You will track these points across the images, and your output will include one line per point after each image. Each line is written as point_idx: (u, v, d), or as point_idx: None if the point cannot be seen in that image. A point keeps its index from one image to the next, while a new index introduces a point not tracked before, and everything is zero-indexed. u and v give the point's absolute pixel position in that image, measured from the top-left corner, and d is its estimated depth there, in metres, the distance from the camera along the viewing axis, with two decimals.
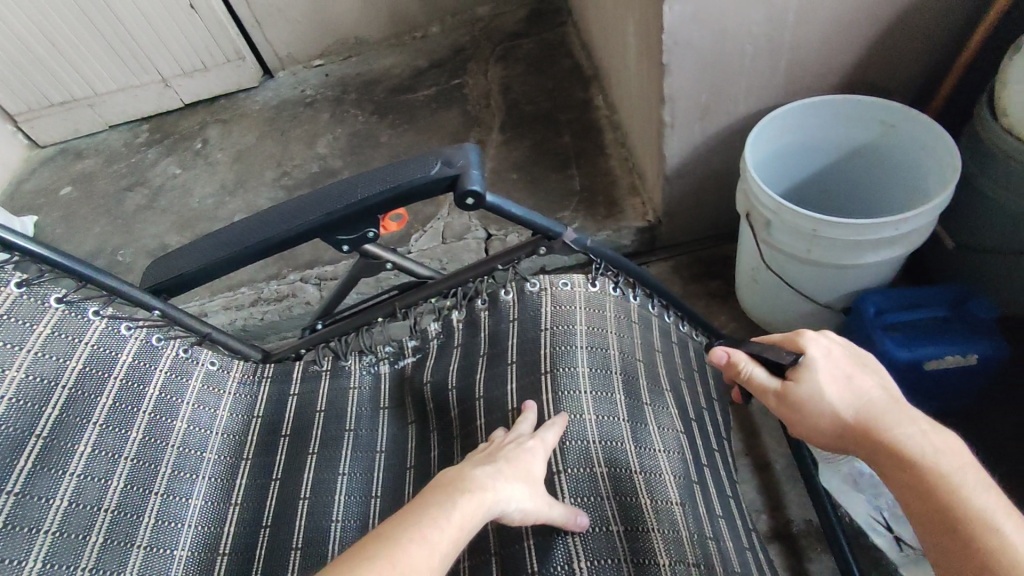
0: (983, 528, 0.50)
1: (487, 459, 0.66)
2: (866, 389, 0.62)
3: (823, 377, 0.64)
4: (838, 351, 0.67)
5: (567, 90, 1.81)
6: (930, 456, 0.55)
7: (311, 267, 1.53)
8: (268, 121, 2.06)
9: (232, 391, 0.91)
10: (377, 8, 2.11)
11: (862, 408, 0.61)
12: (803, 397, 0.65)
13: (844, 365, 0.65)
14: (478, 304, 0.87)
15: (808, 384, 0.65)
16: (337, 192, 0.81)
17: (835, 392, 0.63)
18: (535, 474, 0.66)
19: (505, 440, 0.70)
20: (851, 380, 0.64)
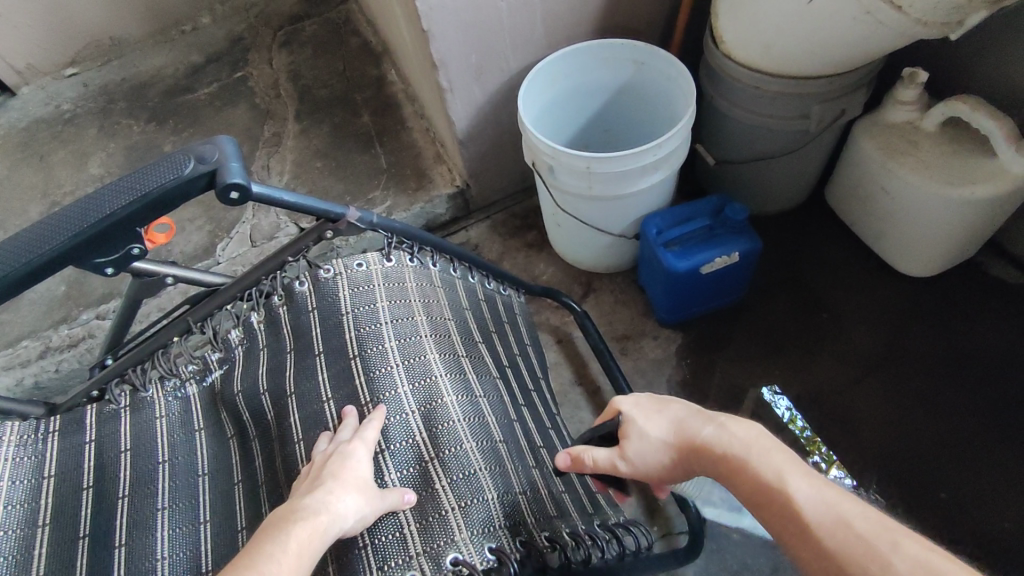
0: (792, 507, 0.51)
1: (311, 483, 0.65)
2: (673, 411, 0.64)
3: (641, 428, 0.65)
4: (643, 393, 0.68)
5: (359, 69, 1.76)
6: (732, 460, 0.57)
7: (107, 301, 1.37)
8: (21, 146, 1.78)
9: (9, 457, 0.80)
10: (127, 1, 1.88)
11: (676, 433, 0.63)
12: (636, 455, 0.65)
13: (650, 403, 0.66)
14: (274, 301, 0.84)
15: (632, 441, 0.65)
16: (80, 210, 0.73)
17: (654, 440, 0.64)
18: (363, 475, 0.66)
19: (324, 456, 0.68)
20: (662, 420, 0.64)
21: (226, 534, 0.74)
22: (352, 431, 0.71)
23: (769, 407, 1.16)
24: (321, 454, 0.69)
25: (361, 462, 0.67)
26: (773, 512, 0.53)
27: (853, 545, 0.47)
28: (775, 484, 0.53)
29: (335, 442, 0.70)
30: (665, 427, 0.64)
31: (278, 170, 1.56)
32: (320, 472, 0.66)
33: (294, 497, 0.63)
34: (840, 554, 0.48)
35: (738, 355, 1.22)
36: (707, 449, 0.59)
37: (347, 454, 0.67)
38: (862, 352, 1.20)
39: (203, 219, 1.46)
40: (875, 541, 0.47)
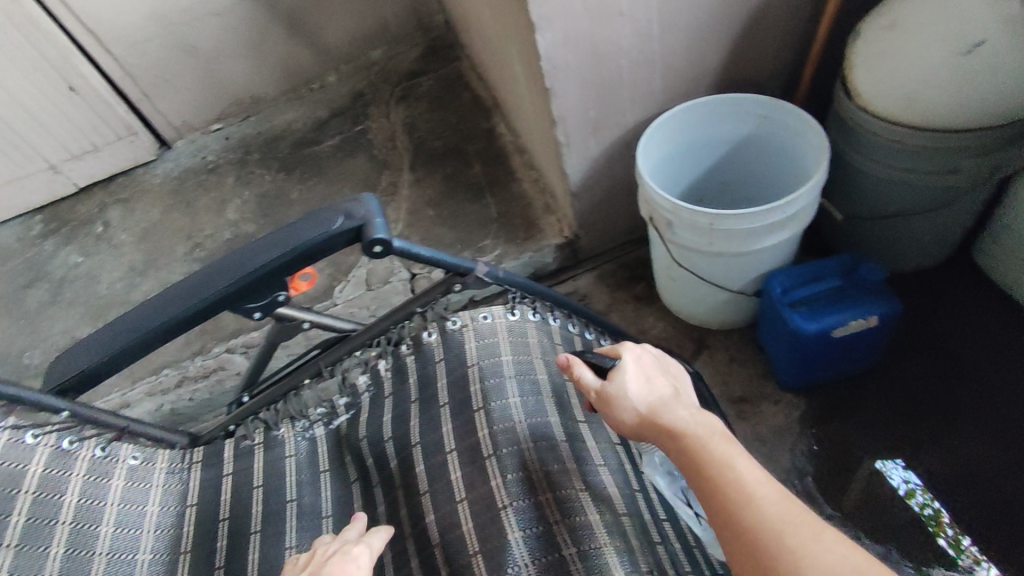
0: (735, 474, 0.58)
1: None
2: (659, 386, 0.73)
3: (630, 376, 0.73)
4: (645, 359, 0.77)
5: (471, 122, 1.85)
6: (696, 428, 0.64)
7: (236, 335, 1.46)
8: (171, 193, 2.02)
9: (159, 483, 0.86)
10: (267, 64, 2.10)
11: (653, 400, 0.71)
12: (612, 393, 0.72)
13: (646, 369, 0.75)
14: (403, 349, 0.87)
15: (617, 383, 0.73)
16: (236, 259, 0.78)
17: (635, 386, 0.72)
18: None
19: (318, 555, 0.65)
20: (650, 380, 0.73)
21: None
22: (350, 538, 0.67)
23: (883, 479, 1.06)
24: (315, 551, 0.65)
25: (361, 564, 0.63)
26: (713, 472, 0.59)
27: (783, 519, 0.53)
28: (729, 454, 0.60)
29: (334, 543, 0.66)
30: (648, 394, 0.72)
31: (393, 217, 1.64)
32: (320, 566, 0.62)
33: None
34: (767, 517, 0.54)
35: (869, 425, 1.12)
36: (676, 414, 0.67)
37: (347, 552, 0.64)
38: (1020, 431, 1.06)
39: (325, 263, 1.55)
40: (807, 525, 0.53)
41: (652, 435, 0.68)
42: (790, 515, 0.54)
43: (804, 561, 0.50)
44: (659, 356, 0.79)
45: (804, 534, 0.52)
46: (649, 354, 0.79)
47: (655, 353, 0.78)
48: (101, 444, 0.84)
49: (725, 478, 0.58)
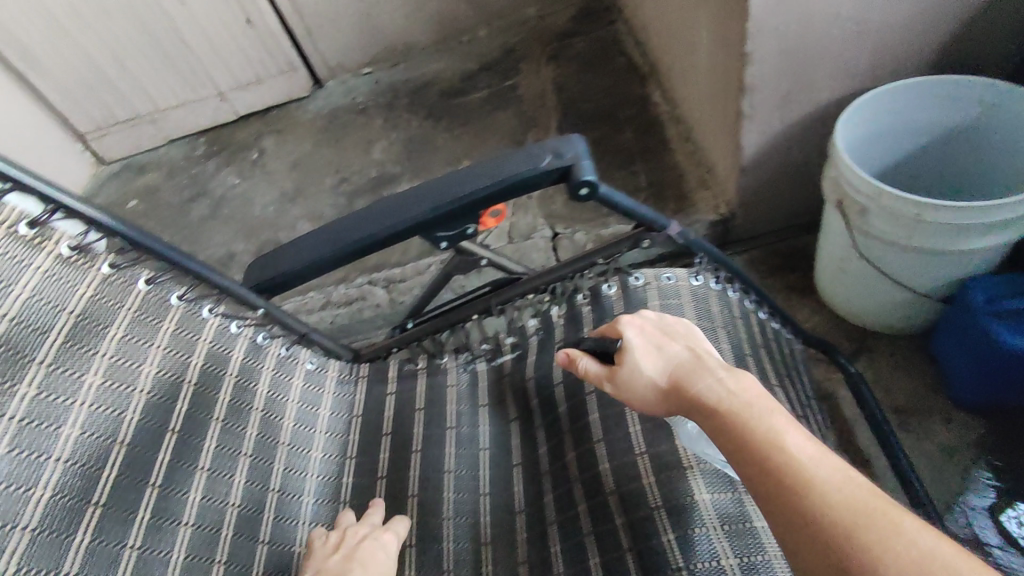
0: (786, 456, 0.51)
1: (342, 561, 0.69)
2: (674, 353, 0.67)
3: (640, 352, 0.69)
4: (655, 325, 0.72)
5: (624, 87, 1.80)
6: (725, 400, 0.58)
7: (380, 270, 1.51)
8: (323, 129, 2.12)
9: (331, 390, 0.91)
10: (425, 12, 2.14)
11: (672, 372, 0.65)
12: (624, 377, 0.68)
13: (657, 336, 0.70)
14: (579, 299, 0.87)
15: (626, 364, 0.69)
16: (439, 185, 0.79)
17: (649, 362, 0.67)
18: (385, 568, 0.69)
19: (346, 539, 0.72)
20: (664, 351, 0.68)
21: (506, 513, 0.78)
22: (372, 525, 0.75)
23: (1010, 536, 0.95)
24: (340, 534, 0.73)
25: (388, 556, 0.71)
26: (758, 455, 0.52)
27: (853, 507, 0.46)
28: (770, 429, 0.53)
29: (358, 527, 0.74)
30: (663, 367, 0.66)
31: None
32: (352, 554, 0.70)
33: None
34: (831, 505, 0.46)
35: None
36: (701, 384, 0.61)
37: (373, 542, 0.72)
38: None
39: None
40: (881, 511, 0.45)
41: (679, 411, 0.63)
42: (856, 500, 0.46)
43: (880, 557, 0.42)
44: (666, 318, 0.73)
45: (879, 526, 0.44)
46: (657, 319, 0.74)
47: (663, 316, 0.73)
48: (286, 344, 0.89)
49: (774, 462, 0.50)
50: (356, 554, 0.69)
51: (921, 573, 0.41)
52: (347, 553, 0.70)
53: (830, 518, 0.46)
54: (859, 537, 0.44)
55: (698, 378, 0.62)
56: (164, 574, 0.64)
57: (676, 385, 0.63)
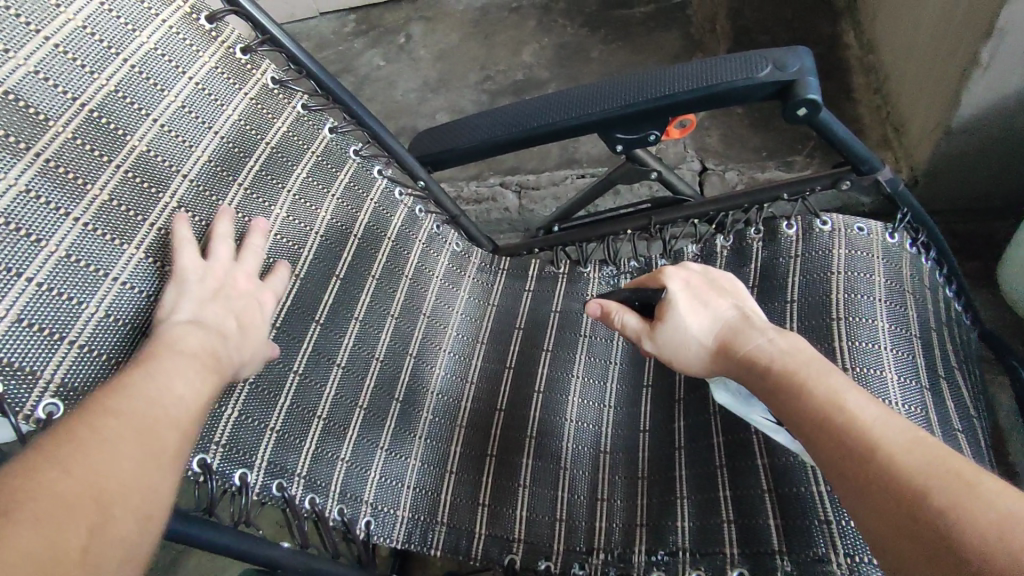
0: (847, 417, 0.48)
1: (213, 301, 0.55)
2: (720, 308, 0.65)
3: (682, 308, 0.65)
4: (697, 276, 0.69)
5: (812, 22, 1.61)
6: (781, 358, 0.56)
7: (513, 174, 1.50)
8: (472, 23, 2.06)
9: (471, 275, 0.92)
10: None
11: (720, 330, 0.63)
12: (667, 336, 0.65)
13: (700, 289, 0.67)
14: (750, 233, 0.81)
15: (671, 320, 0.65)
16: (635, 83, 0.74)
17: (690, 318, 0.65)
18: (259, 325, 0.58)
19: (223, 279, 0.58)
20: (707, 306, 0.65)
21: (631, 430, 0.77)
22: (254, 273, 0.61)
23: None
24: (216, 269, 0.58)
25: (264, 319, 0.59)
26: (815, 420, 0.50)
27: (927, 469, 0.43)
28: (826, 388, 0.51)
29: (244, 272, 0.60)
30: (707, 322, 0.64)
31: None
32: (221, 291, 0.56)
33: (201, 324, 0.52)
34: (898, 466, 0.44)
35: None
36: (753, 341, 0.59)
37: (253, 298, 0.59)
38: None
39: None
40: (961, 472, 0.42)
41: (731, 370, 0.60)
42: (925, 460, 0.44)
43: (954, 521, 0.40)
44: (709, 271, 0.70)
45: (952, 489, 0.41)
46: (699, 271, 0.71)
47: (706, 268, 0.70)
48: (438, 220, 0.90)
49: (834, 426, 0.48)
50: (240, 309, 0.57)
51: (1002, 532, 0.38)
52: (227, 300, 0.56)
53: (896, 483, 0.43)
54: (929, 499, 0.41)
55: (749, 336, 0.60)
56: (320, 403, 0.69)
57: (725, 345, 0.61)
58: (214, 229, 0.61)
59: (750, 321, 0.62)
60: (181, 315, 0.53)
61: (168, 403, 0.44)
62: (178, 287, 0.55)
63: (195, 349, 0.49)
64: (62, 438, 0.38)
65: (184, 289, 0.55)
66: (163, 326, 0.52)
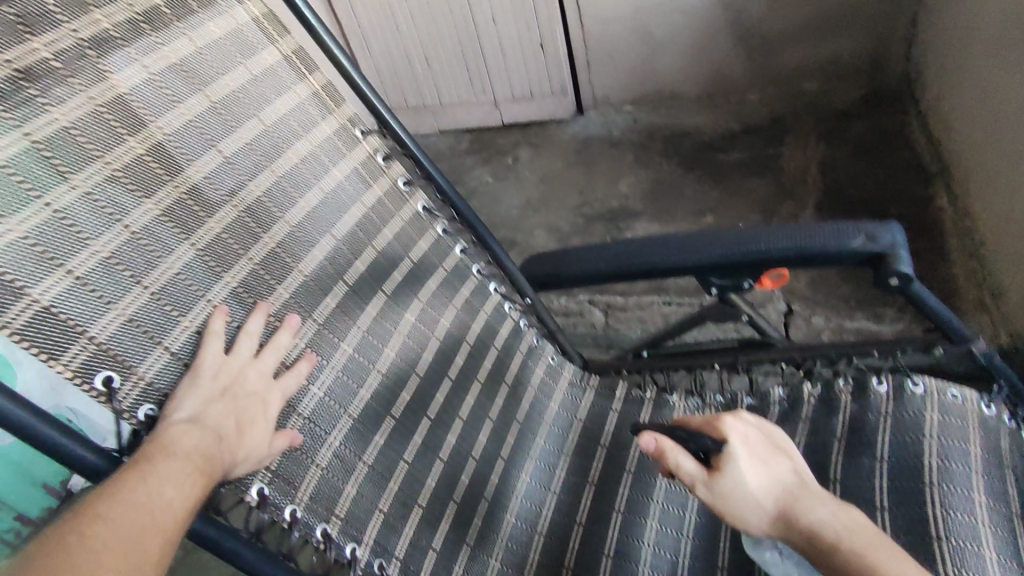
0: None
1: (216, 404, 0.55)
2: (780, 470, 0.64)
3: (745, 465, 0.64)
4: (755, 431, 0.68)
5: (904, 182, 1.69)
6: (848, 536, 0.59)
7: (602, 292, 1.58)
8: (575, 153, 2.28)
9: (563, 388, 0.99)
10: (700, 66, 2.20)
11: (780, 494, 0.63)
12: (732, 493, 0.63)
13: (759, 446, 0.66)
14: (838, 383, 0.84)
15: (732, 478, 0.63)
16: (734, 236, 0.82)
17: (753, 477, 0.63)
18: (259, 426, 0.58)
19: (234, 382, 0.58)
20: (767, 466, 0.65)
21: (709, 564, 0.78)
22: (267, 371, 0.61)
23: None
24: (231, 367, 0.59)
25: (266, 418, 0.59)
26: None
27: None
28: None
29: (255, 371, 0.60)
30: (768, 484, 0.63)
31: None
32: (230, 392, 0.57)
33: (199, 425, 0.53)
34: None
35: None
36: (819, 515, 0.61)
37: (259, 398, 0.59)
38: None
39: None
40: None
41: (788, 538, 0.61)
42: None
43: None
44: (763, 424, 0.70)
45: None
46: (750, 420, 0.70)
47: (759, 421, 0.69)
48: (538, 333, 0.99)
49: None
50: (242, 410, 0.57)
51: None
52: (233, 400, 0.57)
53: None
54: None
55: (810, 506, 0.61)
56: (421, 491, 0.75)
57: (787, 512, 0.62)
58: (244, 325, 0.62)
59: (808, 488, 0.63)
60: (182, 414, 0.53)
61: (157, 509, 0.44)
62: (188, 381, 0.56)
63: (191, 454, 0.50)
64: (54, 547, 0.38)
65: (194, 385, 0.56)
66: (161, 425, 0.52)
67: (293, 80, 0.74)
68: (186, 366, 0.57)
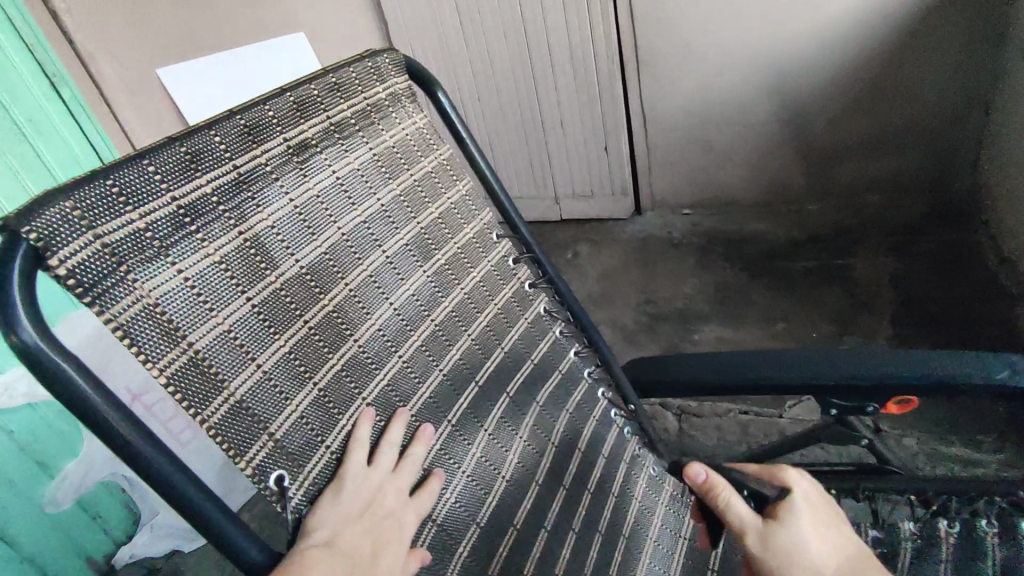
0: None
1: (349, 523, 0.52)
2: (835, 533, 0.70)
3: (802, 518, 0.69)
4: (813, 492, 0.74)
5: (982, 304, 1.70)
6: None
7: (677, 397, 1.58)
8: (636, 251, 2.33)
9: (664, 502, 0.93)
10: (761, 177, 2.30)
11: (835, 556, 0.67)
12: (786, 541, 0.68)
13: (816, 505, 0.72)
14: (980, 522, 0.80)
15: (794, 527, 0.69)
16: (862, 357, 0.79)
17: (809, 531, 0.68)
18: (393, 551, 0.53)
19: (373, 498, 0.55)
20: (824, 525, 0.70)
21: None
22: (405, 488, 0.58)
23: None
24: (370, 482, 0.56)
25: (401, 541, 0.55)
26: None
27: None
28: None
29: (392, 489, 0.57)
30: (825, 543, 0.68)
31: None
32: (368, 511, 0.54)
33: (335, 550, 0.49)
34: None
35: None
36: None
37: (395, 519, 0.55)
38: None
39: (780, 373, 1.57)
40: None
41: None
42: None
43: None
44: (822, 492, 0.76)
45: None
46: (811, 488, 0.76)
47: (819, 489, 0.75)
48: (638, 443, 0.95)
49: None
50: (376, 534, 0.53)
51: None
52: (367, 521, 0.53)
53: None
54: None
55: None
56: None
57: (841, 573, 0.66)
58: (386, 436, 0.59)
59: (861, 557, 0.68)
60: (319, 533, 0.50)
61: None
62: (330, 494, 0.53)
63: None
64: None
65: (334, 500, 0.53)
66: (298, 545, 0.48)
67: (446, 185, 0.78)
68: (333, 472, 0.55)
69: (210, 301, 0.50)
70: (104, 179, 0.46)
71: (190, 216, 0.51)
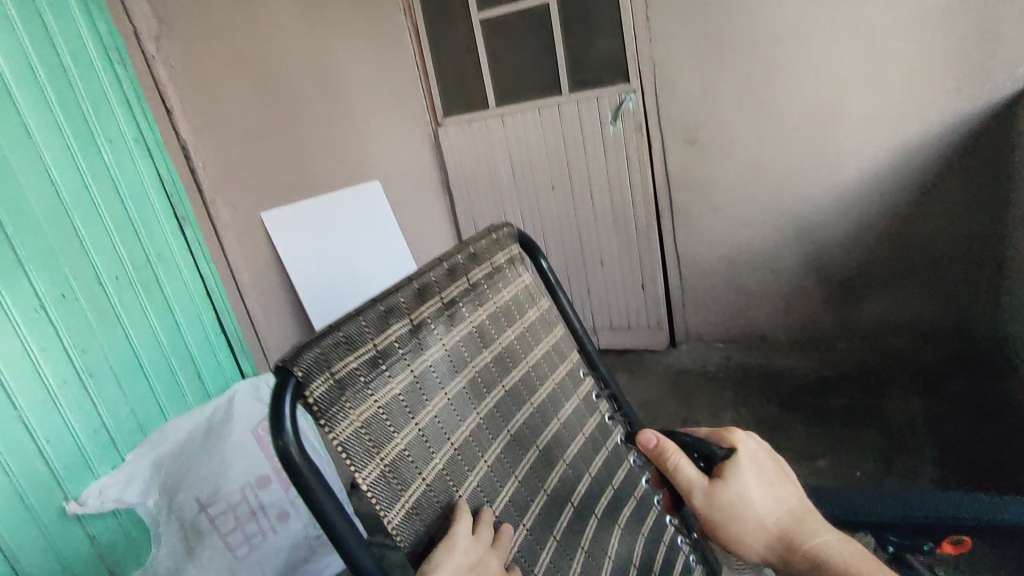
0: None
1: None
2: (769, 486, 0.83)
3: (744, 475, 0.82)
4: (751, 448, 0.86)
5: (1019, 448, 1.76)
6: (829, 545, 0.79)
7: None
8: (672, 382, 2.45)
9: None
10: (789, 316, 2.47)
11: (769, 505, 0.82)
12: (730, 496, 0.81)
13: (756, 463, 0.84)
14: None
15: (736, 485, 0.82)
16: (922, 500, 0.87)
17: (749, 486, 0.82)
18: None
19: None
20: (762, 480, 0.83)
21: None
22: None
23: None
24: None
25: None
26: None
27: None
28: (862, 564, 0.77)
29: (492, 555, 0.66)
30: (761, 494, 0.82)
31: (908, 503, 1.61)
32: None
33: None
34: None
35: None
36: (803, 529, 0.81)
37: None
38: None
39: None
40: None
41: (775, 540, 0.82)
42: None
43: None
44: (761, 447, 0.87)
45: None
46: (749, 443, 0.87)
47: (759, 445, 0.87)
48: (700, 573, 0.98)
49: None
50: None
51: None
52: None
53: None
54: None
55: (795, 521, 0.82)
56: None
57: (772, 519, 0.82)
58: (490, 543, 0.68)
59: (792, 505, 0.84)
60: None
61: None
62: None
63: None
64: None
65: None
66: None
67: (545, 332, 0.95)
68: None
69: (393, 424, 0.66)
70: (335, 330, 0.63)
71: (383, 359, 0.67)
